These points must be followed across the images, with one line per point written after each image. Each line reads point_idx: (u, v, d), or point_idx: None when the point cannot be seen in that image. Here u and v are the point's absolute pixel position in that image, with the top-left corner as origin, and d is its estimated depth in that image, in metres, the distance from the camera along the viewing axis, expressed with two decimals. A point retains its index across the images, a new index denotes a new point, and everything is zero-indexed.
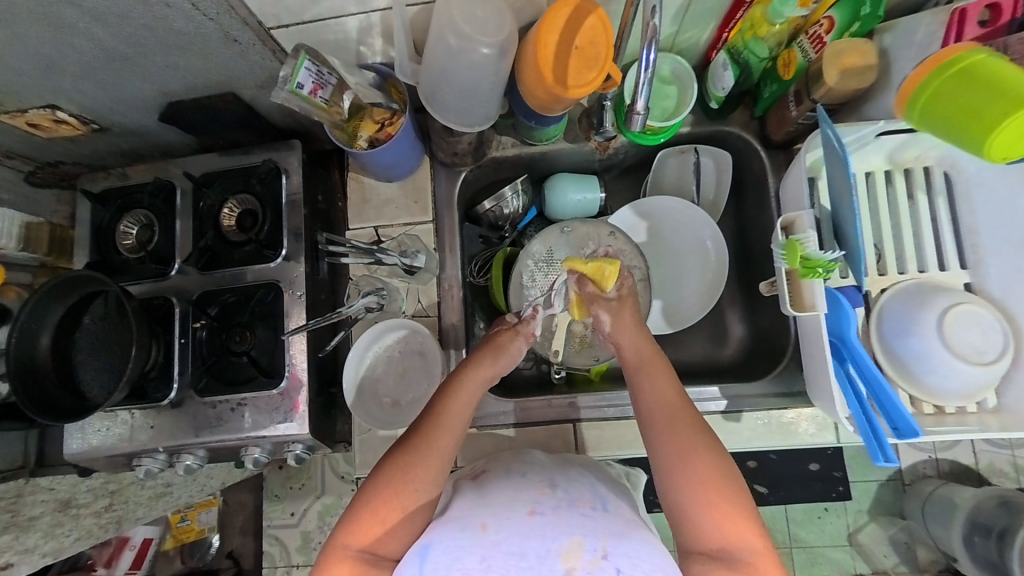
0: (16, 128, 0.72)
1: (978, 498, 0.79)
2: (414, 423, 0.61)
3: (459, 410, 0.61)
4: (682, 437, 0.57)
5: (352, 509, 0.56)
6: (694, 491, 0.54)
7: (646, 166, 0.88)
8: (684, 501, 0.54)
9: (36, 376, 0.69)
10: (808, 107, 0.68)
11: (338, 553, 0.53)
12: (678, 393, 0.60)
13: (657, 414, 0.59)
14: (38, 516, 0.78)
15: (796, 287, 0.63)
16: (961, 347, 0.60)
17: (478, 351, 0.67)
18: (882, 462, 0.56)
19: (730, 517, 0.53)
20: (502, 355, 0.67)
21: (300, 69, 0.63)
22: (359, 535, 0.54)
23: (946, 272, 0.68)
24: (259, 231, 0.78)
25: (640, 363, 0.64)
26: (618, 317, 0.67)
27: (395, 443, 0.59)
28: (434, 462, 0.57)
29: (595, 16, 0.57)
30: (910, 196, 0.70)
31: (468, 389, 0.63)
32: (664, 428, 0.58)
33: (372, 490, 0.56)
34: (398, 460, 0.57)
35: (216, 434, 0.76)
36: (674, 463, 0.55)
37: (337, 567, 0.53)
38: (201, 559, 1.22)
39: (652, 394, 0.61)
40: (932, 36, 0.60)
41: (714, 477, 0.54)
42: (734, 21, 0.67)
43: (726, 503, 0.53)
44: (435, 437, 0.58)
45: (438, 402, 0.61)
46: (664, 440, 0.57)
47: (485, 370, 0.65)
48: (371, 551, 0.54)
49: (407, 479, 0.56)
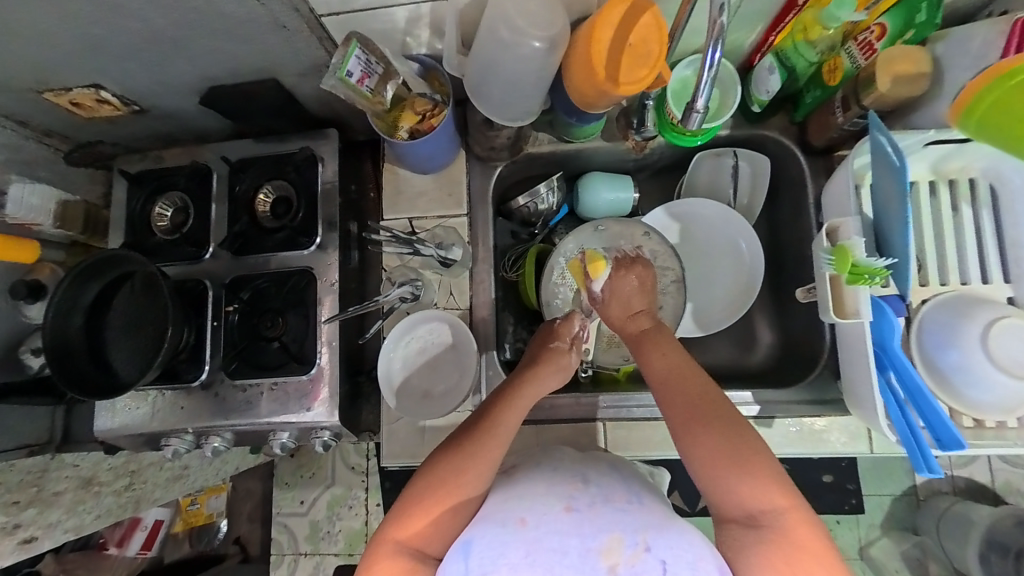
0: (58, 107, 0.72)
1: (996, 517, 0.77)
2: (466, 423, 0.61)
3: (512, 422, 0.60)
4: (691, 397, 0.58)
5: (401, 504, 0.56)
6: (707, 451, 0.54)
7: (679, 167, 0.88)
8: (702, 461, 0.54)
9: (70, 357, 0.69)
10: (856, 113, 0.68)
11: (384, 546, 0.54)
12: (684, 359, 0.62)
13: (661, 376, 0.61)
14: (61, 492, 0.79)
15: (838, 293, 0.64)
16: (1008, 361, 0.59)
17: (535, 367, 0.67)
18: (926, 473, 0.57)
19: (756, 483, 0.51)
20: (560, 372, 0.68)
21: (350, 58, 0.63)
22: (405, 531, 0.54)
23: (988, 285, 0.67)
24: (294, 218, 0.78)
25: (644, 337, 0.67)
26: (618, 285, 0.70)
27: (445, 442, 0.60)
28: (484, 468, 0.57)
29: (650, 14, 0.58)
30: (953, 207, 0.70)
31: (523, 399, 0.63)
32: (673, 390, 0.59)
33: (422, 485, 0.57)
34: (450, 460, 0.57)
35: (247, 417, 0.76)
36: (684, 424, 0.56)
37: (383, 561, 0.53)
38: (209, 544, 1.23)
39: (658, 358, 0.63)
40: (989, 45, 0.59)
41: (728, 441, 0.54)
42: (781, 25, 0.67)
43: (749, 468, 0.52)
44: (489, 446, 0.58)
45: (494, 408, 0.61)
46: (672, 400, 0.58)
47: (541, 384, 0.65)
48: (416, 548, 0.54)
49: (457, 480, 0.56)
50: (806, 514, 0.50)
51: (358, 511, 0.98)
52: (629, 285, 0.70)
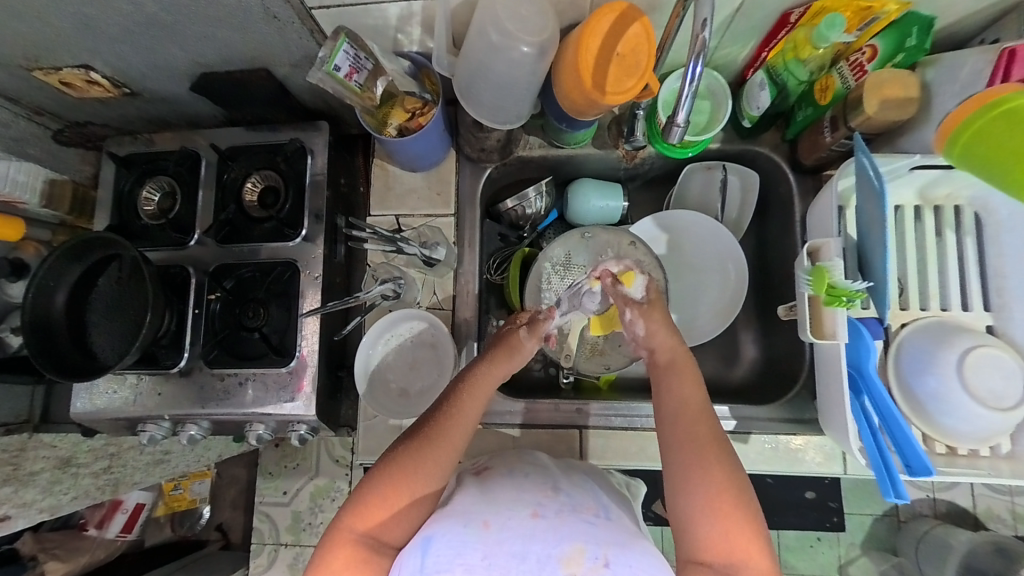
0: (48, 85, 0.72)
1: (974, 542, 0.78)
2: (429, 415, 0.61)
3: (474, 407, 0.61)
4: (702, 445, 0.56)
5: (359, 493, 0.56)
6: (706, 499, 0.53)
7: (671, 178, 0.88)
8: (693, 510, 0.53)
9: (51, 336, 0.69)
10: (844, 134, 0.67)
11: (341, 535, 0.53)
12: (702, 401, 0.60)
13: (676, 416, 0.59)
14: (38, 472, 0.78)
15: (817, 314, 0.63)
16: (982, 391, 0.59)
17: (490, 353, 0.67)
18: (892, 498, 0.57)
19: (734, 535, 0.52)
20: (514, 355, 0.68)
21: (339, 52, 0.63)
22: (364, 519, 0.54)
23: (969, 313, 0.67)
24: (281, 209, 0.78)
25: (671, 366, 0.64)
26: (650, 320, 0.68)
27: (404, 435, 0.59)
28: (447, 455, 0.57)
29: (640, 24, 0.57)
30: (938, 233, 0.69)
31: (485, 386, 0.63)
32: (685, 428, 0.58)
33: (381, 474, 0.56)
34: (412, 449, 0.57)
35: (222, 407, 0.76)
36: (689, 470, 0.55)
37: (340, 549, 0.53)
38: (190, 528, 1.24)
39: (679, 397, 0.60)
40: (978, 74, 0.59)
41: (725, 492, 0.53)
42: (774, 42, 0.67)
43: (733, 518, 0.52)
44: (450, 432, 0.58)
45: (453, 397, 0.62)
46: (681, 448, 0.57)
47: (498, 367, 0.65)
48: (373, 537, 0.54)
49: (417, 467, 0.56)
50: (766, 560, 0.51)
51: (340, 504, 0.98)
52: (659, 321, 0.68)
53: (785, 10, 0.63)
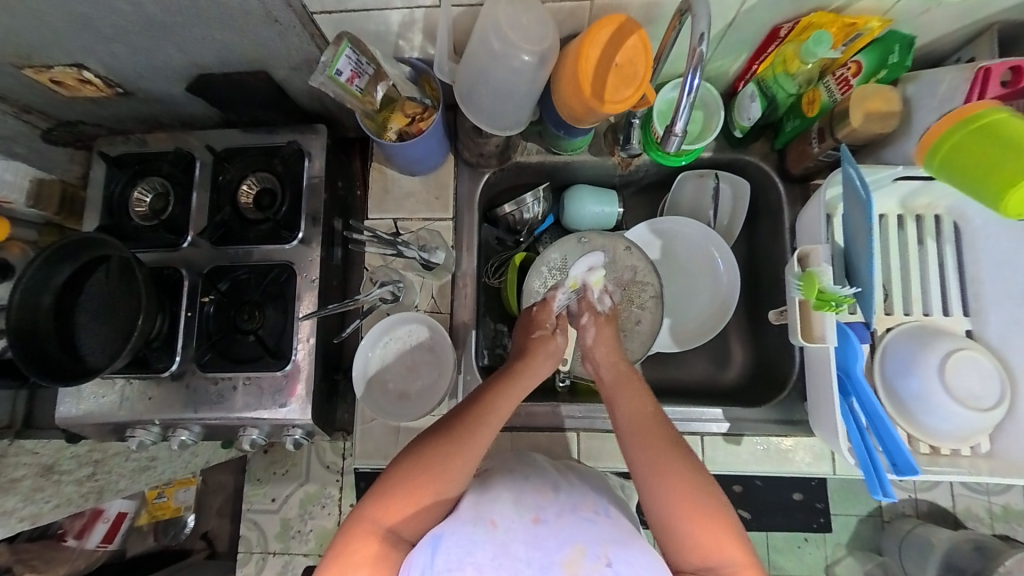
0: (38, 83, 0.71)
1: (954, 541, 0.80)
2: (455, 414, 0.62)
3: (503, 410, 0.63)
4: (657, 445, 0.59)
5: (382, 485, 0.56)
6: (670, 499, 0.55)
7: (664, 186, 0.90)
8: (663, 517, 0.55)
9: (36, 338, 0.67)
10: (830, 146, 0.70)
11: (363, 526, 0.53)
12: (651, 409, 0.64)
13: (628, 427, 0.63)
14: (20, 479, 0.75)
15: (807, 317, 0.66)
16: (960, 392, 0.62)
17: (526, 358, 0.70)
18: (881, 496, 0.59)
19: (712, 531, 0.53)
20: (550, 359, 0.72)
21: (341, 57, 0.64)
22: (386, 514, 0.54)
23: (948, 317, 0.70)
24: (278, 211, 0.78)
25: (617, 381, 0.69)
26: (601, 332, 0.75)
27: (431, 429, 0.60)
28: (473, 457, 0.58)
29: (637, 37, 0.59)
30: (919, 241, 0.72)
31: (516, 389, 0.66)
32: (637, 442, 0.61)
33: (408, 470, 0.56)
34: (437, 446, 0.57)
35: (215, 411, 0.75)
36: (648, 474, 0.57)
37: (360, 541, 0.53)
38: (175, 537, 1.21)
39: (630, 410, 0.65)
40: (955, 90, 0.63)
41: (693, 492, 0.55)
42: (764, 55, 0.70)
43: (700, 508, 0.54)
44: (478, 433, 0.59)
45: (486, 401, 0.63)
46: (639, 456, 0.60)
47: (535, 374, 0.69)
48: (394, 532, 0.54)
49: (443, 466, 0.56)
50: (754, 562, 0.53)
51: (331, 511, 0.97)
52: (610, 335, 0.75)
53: (774, 25, 0.66)
